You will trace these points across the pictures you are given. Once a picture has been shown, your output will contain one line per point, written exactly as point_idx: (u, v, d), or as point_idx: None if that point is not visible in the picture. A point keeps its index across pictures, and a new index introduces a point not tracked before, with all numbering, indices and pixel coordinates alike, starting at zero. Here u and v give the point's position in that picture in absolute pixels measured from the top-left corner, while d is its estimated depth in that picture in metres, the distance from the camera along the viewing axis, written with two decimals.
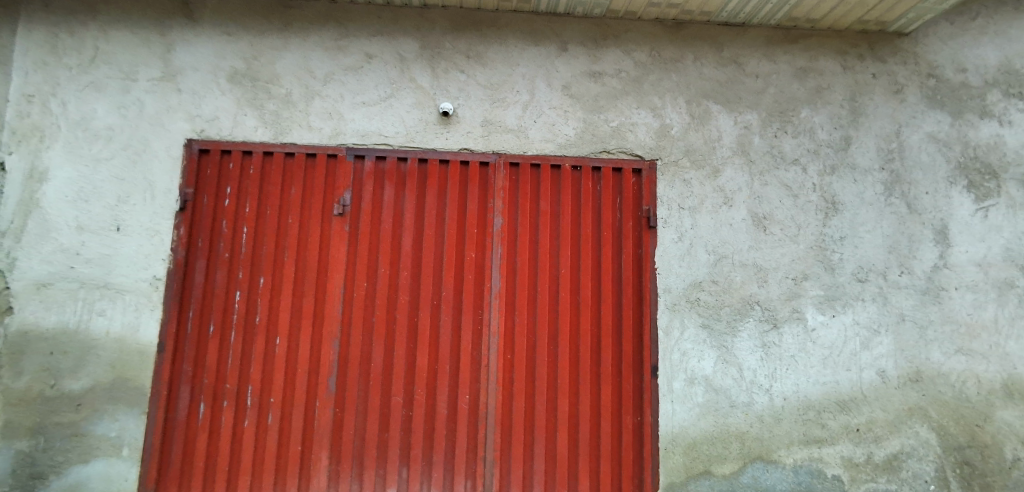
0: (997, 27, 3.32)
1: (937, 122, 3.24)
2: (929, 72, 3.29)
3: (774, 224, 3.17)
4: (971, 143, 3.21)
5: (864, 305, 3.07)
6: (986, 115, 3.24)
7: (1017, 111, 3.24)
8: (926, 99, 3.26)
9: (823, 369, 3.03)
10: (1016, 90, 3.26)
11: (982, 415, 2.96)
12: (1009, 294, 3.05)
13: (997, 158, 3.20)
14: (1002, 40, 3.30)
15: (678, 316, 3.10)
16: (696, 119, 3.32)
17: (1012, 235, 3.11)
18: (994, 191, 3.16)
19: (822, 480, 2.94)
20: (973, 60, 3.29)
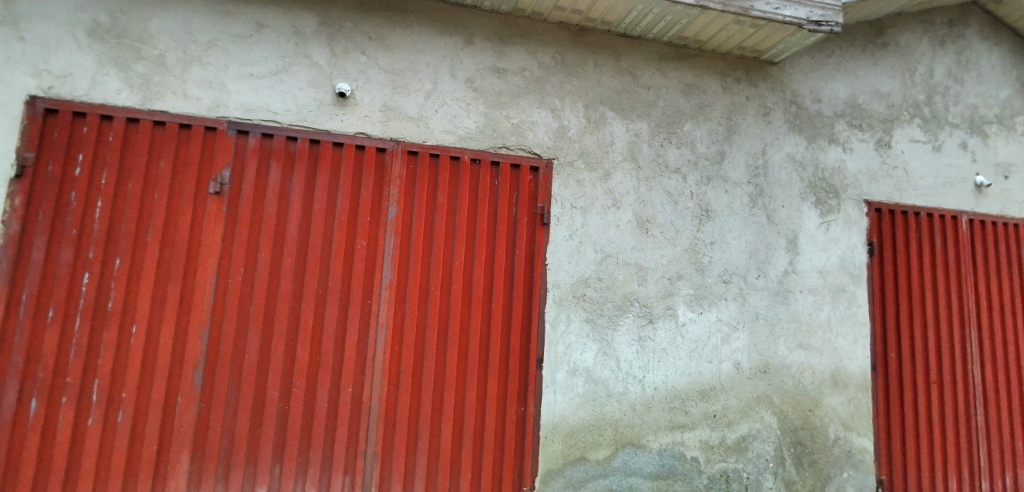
0: (846, 65, 3.81)
1: (795, 144, 3.66)
2: (792, 99, 3.71)
3: (655, 227, 3.41)
4: (820, 165, 3.67)
5: (726, 304, 3.40)
6: (833, 141, 3.72)
7: (857, 140, 3.76)
8: (788, 123, 3.67)
9: (689, 362, 3.32)
10: (857, 122, 3.78)
11: (814, 401, 3.42)
12: (841, 297, 3.54)
13: (839, 180, 3.68)
14: (849, 78, 3.81)
15: (565, 311, 3.24)
16: (592, 124, 3.47)
17: (846, 247, 3.60)
18: (834, 208, 3.64)
19: (682, 461, 3.23)
20: (827, 92, 3.76)
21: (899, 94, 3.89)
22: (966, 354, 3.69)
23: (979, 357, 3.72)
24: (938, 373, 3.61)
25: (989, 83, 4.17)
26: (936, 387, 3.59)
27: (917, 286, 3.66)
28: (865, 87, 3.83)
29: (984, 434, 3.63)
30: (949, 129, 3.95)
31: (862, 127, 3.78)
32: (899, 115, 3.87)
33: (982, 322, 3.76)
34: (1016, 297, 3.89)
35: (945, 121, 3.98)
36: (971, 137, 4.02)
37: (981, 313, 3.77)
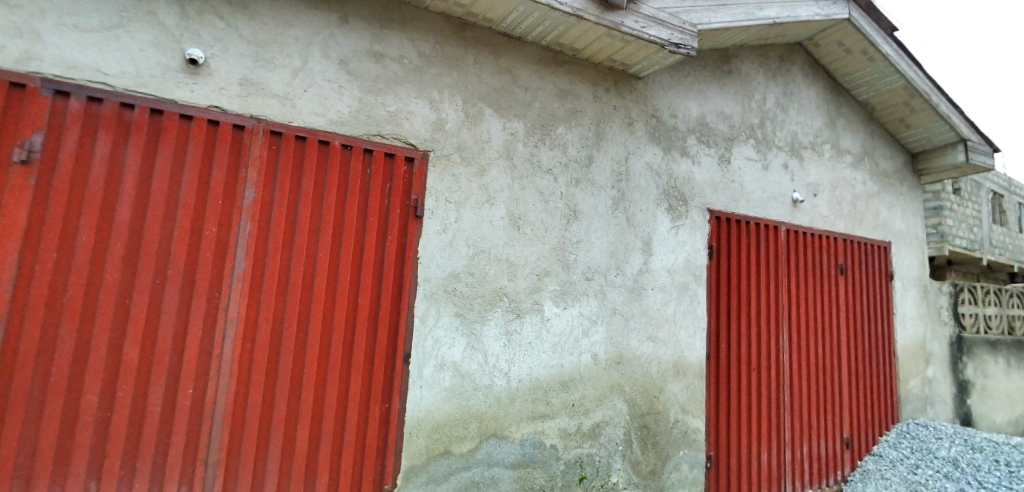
0: (699, 87, 4.25)
1: (654, 154, 4.00)
2: (653, 113, 4.04)
3: (526, 224, 3.52)
4: (674, 174, 4.05)
5: (588, 300, 3.63)
6: (686, 154, 4.12)
7: (705, 154, 4.21)
8: (649, 134, 4.00)
9: (552, 354, 3.49)
10: (706, 138, 4.23)
11: (658, 388, 3.78)
12: (685, 294, 3.95)
13: (689, 189, 4.10)
14: (701, 98, 4.25)
15: (434, 305, 3.23)
16: (470, 119, 3.48)
17: (692, 250, 4.03)
18: (684, 214, 4.04)
19: (542, 449, 3.39)
20: (683, 109, 4.16)
21: (739, 116, 4.43)
22: (779, 344, 4.32)
23: (789, 346, 4.39)
24: (758, 361, 4.19)
25: (807, 114, 4.91)
26: (755, 372, 4.17)
27: (745, 285, 4.23)
28: (714, 108, 4.30)
29: (789, 412, 4.30)
30: (777, 151, 4.58)
31: (710, 143, 4.24)
32: (738, 135, 4.40)
33: (792, 317, 4.44)
34: (818, 296, 4.64)
35: (773, 143, 4.61)
36: (792, 159, 4.71)
37: (792, 309, 4.45)
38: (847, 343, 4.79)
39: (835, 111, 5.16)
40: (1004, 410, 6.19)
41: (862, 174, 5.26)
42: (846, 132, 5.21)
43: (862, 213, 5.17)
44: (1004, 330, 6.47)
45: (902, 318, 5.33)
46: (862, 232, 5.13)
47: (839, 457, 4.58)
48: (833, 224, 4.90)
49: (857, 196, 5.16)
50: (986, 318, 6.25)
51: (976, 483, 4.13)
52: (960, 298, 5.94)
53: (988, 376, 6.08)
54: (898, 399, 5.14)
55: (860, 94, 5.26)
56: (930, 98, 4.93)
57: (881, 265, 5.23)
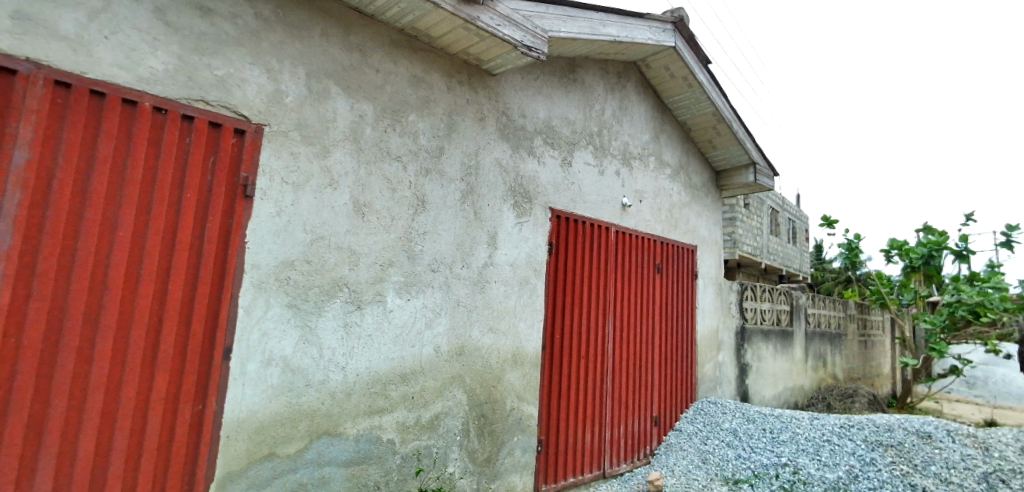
0: (546, 91, 4.50)
1: (502, 151, 4.12)
2: (504, 111, 4.17)
3: (371, 212, 3.38)
4: (521, 172, 4.23)
5: (432, 292, 3.61)
6: (532, 154, 4.33)
7: (549, 156, 4.47)
8: (499, 131, 4.12)
9: (394, 347, 3.41)
10: (551, 141, 4.49)
11: (497, 379, 3.91)
12: (525, 288, 4.15)
13: (533, 187, 4.31)
14: (548, 102, 4.51)
15: (263, 295, 2.94)
16: (314, 95, 3.22)
17: (534, 245, 4.25)
18: (528, 211, 4.24)
19: (378, 444, 3.29)
20: (531, 111, 4.36)
21: (579, 120, 4.76)
22: (604, 334, 4.76)
23: (613, 336, 4.86)
24: (586, 350, 4.57)
25: (637, 128, 5.48)
26: (583, 361, 4.54)
27: (581, 280, 4.60)
28: (559, 112, 4.59)
29: (610, 396, 4.78)
30: (611, 158, 5.05)
31: (554, 145, 4.51)
32: (579, 141, 4.76)
33: (617, 310, 4.93)
34: (638, 291, 5.22)
35: (609, 152, 5.06)
36: (623, 167, 5.22)
37: (617, 303, 4.93)
38: (659, 333, 5.47)
39: (660, 129, 5.84)
40: (770, 386, 7.64)
41: (678, 186, 6.05)
42: (668, 148, 5.94)
43: (676, 219, 5.94)
44: (774, 321, 7.98)
45: (703, 312, 6.26)
46: (676, 237, 5.90)
47: (649, 433, 5.23)
48: (653, 228, 5.55)
49: (673, 204, 5.91)
50: (762, 311, 7.64)
51: (749, 448, 5.01)
52: (745, 295, 7.16)
53: (761, 360, 7.44)
54: (696, 380, 6.05)
55: (680, 115, 6.04)
56: (732, 125, 5.91)
57: (688, 265, 6.06)
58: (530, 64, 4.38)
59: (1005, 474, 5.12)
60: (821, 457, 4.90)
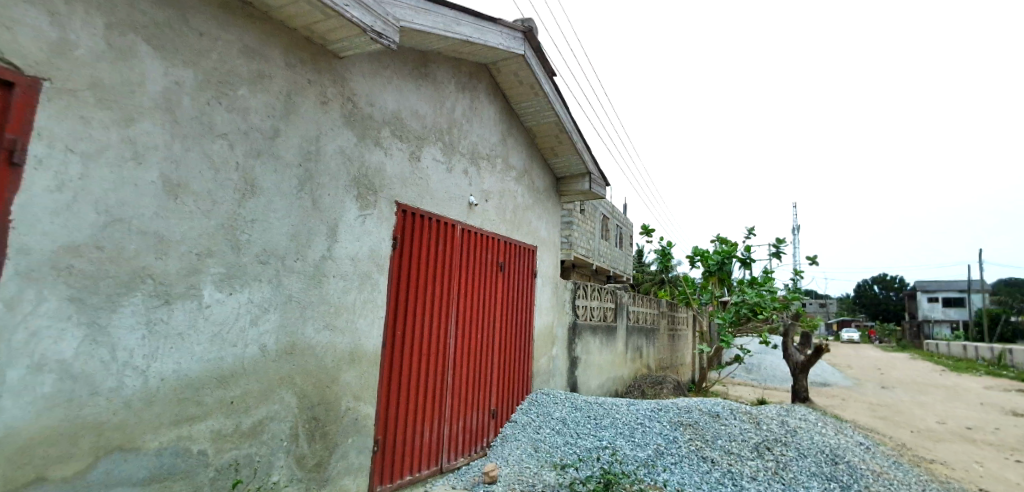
0: (394, 83, 4.49)
1: (346, 139, 3.97)
2: (349, 97, 4.01)
3: (187, 194, 2.97)
4: (366, 162, 4.13)
5: (259, 285, 3.31)
6: (378, 145, 4.26)
7: (396, 148, 4.46)
8: (344, 118, 3.96)
9: (210, 347, 3.04)
10: (399, 133, 4.49)
11: (332, 378, 3.74)
12: (366, 283, 4.05)
13: (378, 179, 4.24)
14: (399, 93, 4.54)
15: (33, 286, 2.37)
16: (116, 52, 2.70)
17: (377, 239, 4.17)
18: (371, 204, 4.15)
19: (186, 458, 2.90)
20: (379, 101, 4.31)
21: (429, 115, 4.91)
22: (446, 330, 4.87)
23: (455, 333, 5.01)
24: (428, 347, 4.62)
25: (483, 130, 5.89)
26: (425, 358, 4.58)
27: (426, 277, 4.65)
28: (408, 105, 4.63)
29: (450, 392, 4.90)
30: (460, 156, 5.33)
31: (401, 138, 4.53)
32: (430, 136, 4.94)
33: (460, 307, 5.10)
34: (482, 289, 5.50)
35: (457, 151, 5.35)
36: (471, 167, 5.58)
37: (460, 300, 5.10)
38: (501, 329, 5.83)
39: (506, 132, 6.41)
40: (595, 376, 8.53)
41: (522, 188, 6.68)
42: (514, 151, 6.56)
43: (518, 219, 6.53)
44: (601, 318, 8.96)
45: (539, 308, 6.91)
46: (518, 237, 6.47)
47: (486, 426, 5.49)
48: (497, 227, 5.98)
49: (517, 206, 6.53)
50: (591, 309, 8.54)
51: (575, 434, 5.53)
52: (577, 292, 8.02)
53: (588, 353, 8.29)
54: (531, 373, 6.62)
55: (526, 120, 6.73)
56: (570, 135, 6.79)
57: (528, 264, 6.67)
58: (379, 53, 4.33)
59: (771, 445, 6.33)
60: (635, 439, 5.59)
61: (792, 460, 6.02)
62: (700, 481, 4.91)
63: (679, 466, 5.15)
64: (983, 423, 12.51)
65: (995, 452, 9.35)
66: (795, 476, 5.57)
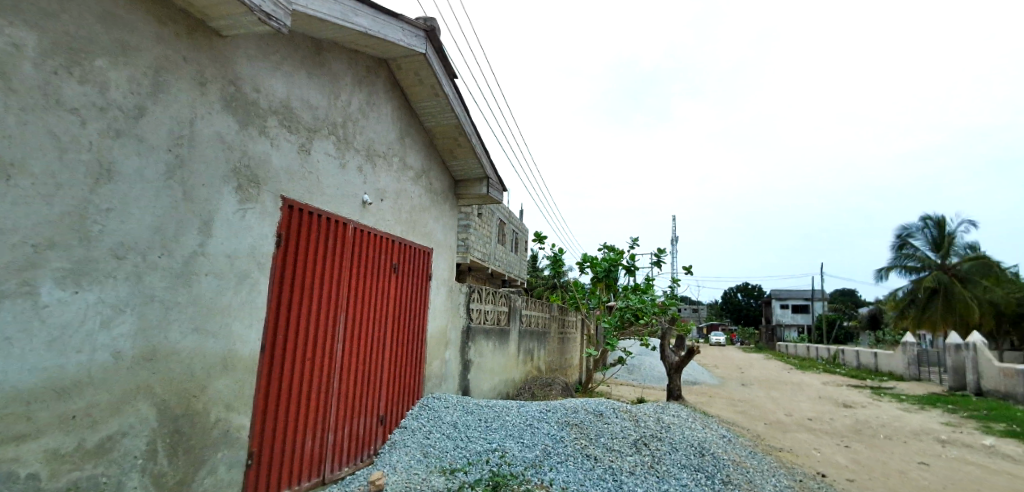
0: (284, 70, 4.23)
1: (226, 126, 3.66)
2: (232, 80, 3.71)
3: (22, 175, 2.52)
4: (248, 152, 3.83)
5: (114, 283, 2.91)
6: (263, 135, 3.98)
7: (284, 139, 4.20)
8: (224, 102, 3.64)
9: (46, 353, 2.60)
10: (288, 123, 4.24)
11: (200, 386, 3.41)
12: (244, 283, 3.75)
13: (262, 171, 3.96)
14: (290, 81, 4.29)
15: None
16: None
17: (258, 235, 3.88)
18: (253, 198, 3.86)
19: (10, 484, 2.44)
20: (266, 88, 4.02)
21: (322, 107, 4.71)
22: (333, 333, 4.66)
23: (343, 336, 4.81)
24: (312, 351, 4.38)
25: (381, 128, 5.78)
26: (310, 363, 4.35)
27: (315, 279, 4.43)
28: (299, 95, 4.39)
29: (335, 398, 4.69)
30: (354, 153, 5.16)
31: (290, 129, 4.27)
32: (324, 129, 4.74)
33: (350, 309, 4.92)
34: (374, 292, 5.37)
35: (353, 146, 5.19)
36: (367, 164, 5.44)
37: (350, 302, 4.92)
38: (392, 333, 5.72)
39: (405, 132, 6.36)
40: (487, 379, 8.64)
41: (419, 189, 6.64)
42: (411, 152, 6.49)
43: (414, 221, 6.47)
44: (494, 321, 9.13)
45: (433, 312, 6.91)
46: (414, 238, 6.42)
47: (373, 433, 5.32)
48: (392, 227, 5.89)
49: (413, 207, 6.47)
50: (484, 312, 8.67)
51: (466, 438, 5.58)
52: (471, 296, 8.13)
53: (481, 356, 8.40)
54: (423, 378, 6.57)
55: (426, 121, 6.73)
56: (470, 139, 6.90)
57: (424, 267, 6.64)
58: (268, 36, 4.06)
59: (647, 441, 6.89)
60: (524, 440, 5.78)
61: (665, 454, 6.59)
62: (583, 478, 5.21)
63: (564, 464, 5.42)
64: (816, 414, 14.68)
65: (826, 438, 10.99)
66: (667, 469, 6.10)
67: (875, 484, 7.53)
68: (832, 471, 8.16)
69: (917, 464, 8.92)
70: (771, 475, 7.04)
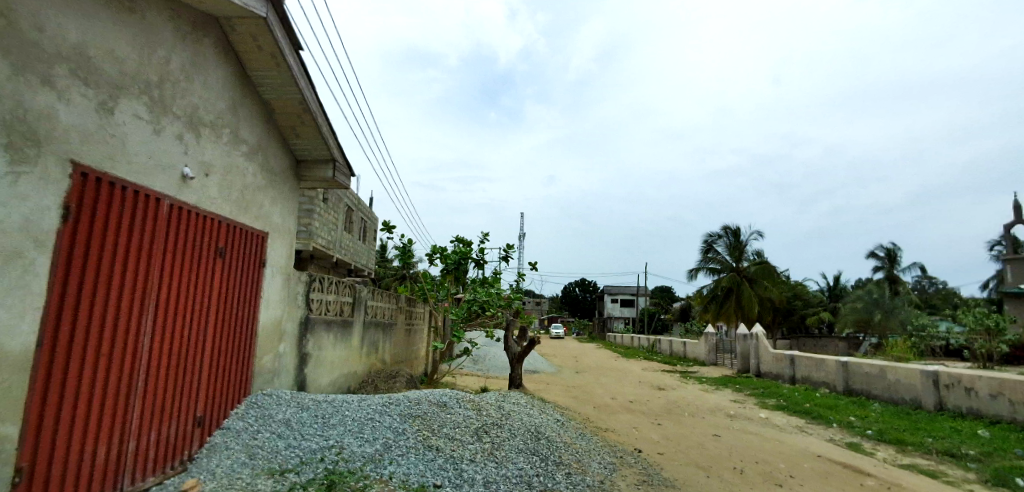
0: (79, 8, 3.55)
1: None
2: (3, 12, 3.02)
3: None
4: (23, 104, 3.14)
5: None
6: (46, 84, 3.29)
7: (77, 93, 3.52)
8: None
9: None
10: (82, 74, 3.56)
11: None
12: (13, 263, 3.07)
13: (45, 128, 3.27)
14: (85, 23, 3.60)
15: None
16: None
17: (35, 207, 3.18)
18: (31, 160, 3.17)
19: None
20: (52, 27, 3.34)
21: (132, 61, 4.03)
22: (139, 325, 4.02)
23: (151, 328, 4.17)
24: (113, 345, 3.75)
25: (210, 94, 5.15)
26: (108, 359, 3.71)
27: (118, 261, 3.78)
28: (98, 41, 3.71)
29: (140, 399, 4.07)
30: (172, 119, 4.53)
31: (86, 82, 3.59)
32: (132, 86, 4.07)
33: (163, 297, 4.31)
34: (193, 278, 4.76)
35: (171, 111, 4.54)
36: (188, 133, 4.80)
37: (162, 289, 4.29)
38: (214, 325, 5.13)
39: (240, 101, 5.75)
40: (326, 373, 8.21)
41: (254, 167, 6.05)
42: (246, 125, 5.89)
43: (247, 203, 5.89)
44: (336, 312, 8.70)
45: (266, 302, 6.37)
46: (246, 221, 5.84)
47: (187, 437, 4.72)
48: (219, 207, 5.29)
49: (246, 186, 5.86)
50: (326, 303, 8.22)
51: (299, 437, 5.27)
52: (312, 286, 7.65)
53: (320, 349, 7.96)
54: (251, 374, 6.02)
55: (265, 92, 6.17)
56: (315, 118, 6.49)
57: (257, 253, 6.08)
58: None
59: (488, 429, 7.26)
60: (363, 435, 5.68)
61: (504, 440, 7.01)
62: (423, 469, 5.31)
63: (405, 457, 5.45)
64: (635, 397, 16.84)
65: (641, 418, 12.69)
66: (505, 454, 6.52)
67: (679, 454, 8.93)
68: (647, 446, 9.50)
69: (710, 435, 10.80)
70: (597, 453, 7.93)
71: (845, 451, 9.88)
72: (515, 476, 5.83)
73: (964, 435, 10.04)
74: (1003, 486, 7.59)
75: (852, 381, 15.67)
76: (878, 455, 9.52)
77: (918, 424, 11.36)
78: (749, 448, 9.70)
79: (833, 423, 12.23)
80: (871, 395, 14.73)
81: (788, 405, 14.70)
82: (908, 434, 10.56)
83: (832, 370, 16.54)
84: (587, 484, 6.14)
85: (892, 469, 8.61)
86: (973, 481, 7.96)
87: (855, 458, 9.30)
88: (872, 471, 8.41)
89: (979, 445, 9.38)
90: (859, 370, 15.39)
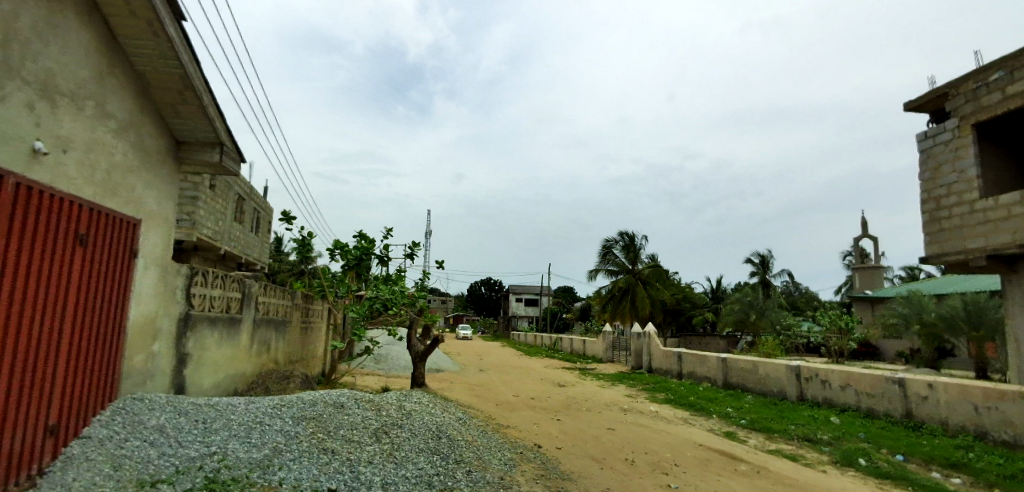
0: None
1: None
2: None
3: None
4: None
5: None
6: None
7: None
8: None
9: None
10: None
11: None
12: None
13: None
14: None
15: None
16: None
17: None
18: None
19: None
20: None
21: None
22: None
23: None
24: None
25: (69, 59, 4.55)
26: None
27: None
28: None
29: None
30: (20, 85, 3.98)
31: None
32: None
33: (5, 289, 3.72)
34: (45, 267, 4.16)
35: (18, 75, 3.96)
36: (41, 102, 4.22)
37: (6, 282, 3.72)
38: (71, 321, 4.53)
39: (108, 71, 5.13)
40: (209, 375, 7.57)
41: (124, 145, 5.43)
42: (116, 97, 5.29)
43: (115, 186, 5.28)
44: (222, 309, 8.04)
45: (137, 297, 5.73)
46: (114, 206, 5.23)
47: (36, 448, 4.13)
48: (78, 188, 4.70)
49: (113, 166, 5.24)
50: (210, 298, 7.57)
51: (175, 444, 4.83)
52: (193, 280, 7.01)
53: (202, 349, 7.31)
54: (117, 376, 5.40)
55: (138, 63, 5.57)
56: (200, 96, 6.00)
57: (127, 241, 5.45)
58: None
59: (387, 429, 7.18)
60: (250, 440, 5.35)
61: (404, 440, 6.97)
62: (316, 473, 5.12)
63: (297, 462, 5.23)
64: (538, 394, 17.44)
65: (542, 414, 13.20)
66: (405, 454, 6.49)
67: (576, 448, 9.45)
68: (547, 441, 9.94)
69: (605, 429, 11.54)
70: (497, 450, 8.15)
71: (723, 440, 11.08)
72: (415, 476, 5.84)
73: (819, 422, 11.75)
74: (848, 465, 9.03)
75: (730, 375, 17.57)
76: (750, 442, 10.84)
77: (783, 413, 13.07)
78: (640, 440, 10.56)
79: (713, 415, 13.69)
80: (745, 388, 16.65)
81: (676, 399, 16.17)
82: (775, 422, 12.13)
83: (714, 365, 18.42)
84: (487, 480, 6.32)
85: (761, 454, 9.86)
86: (825, 462, 9.37)
87: (732, 445, 10.51)
88: (744, 456, 9.54)
89: (830, 430, 11.04)
90: (736, 365, 17.33)
